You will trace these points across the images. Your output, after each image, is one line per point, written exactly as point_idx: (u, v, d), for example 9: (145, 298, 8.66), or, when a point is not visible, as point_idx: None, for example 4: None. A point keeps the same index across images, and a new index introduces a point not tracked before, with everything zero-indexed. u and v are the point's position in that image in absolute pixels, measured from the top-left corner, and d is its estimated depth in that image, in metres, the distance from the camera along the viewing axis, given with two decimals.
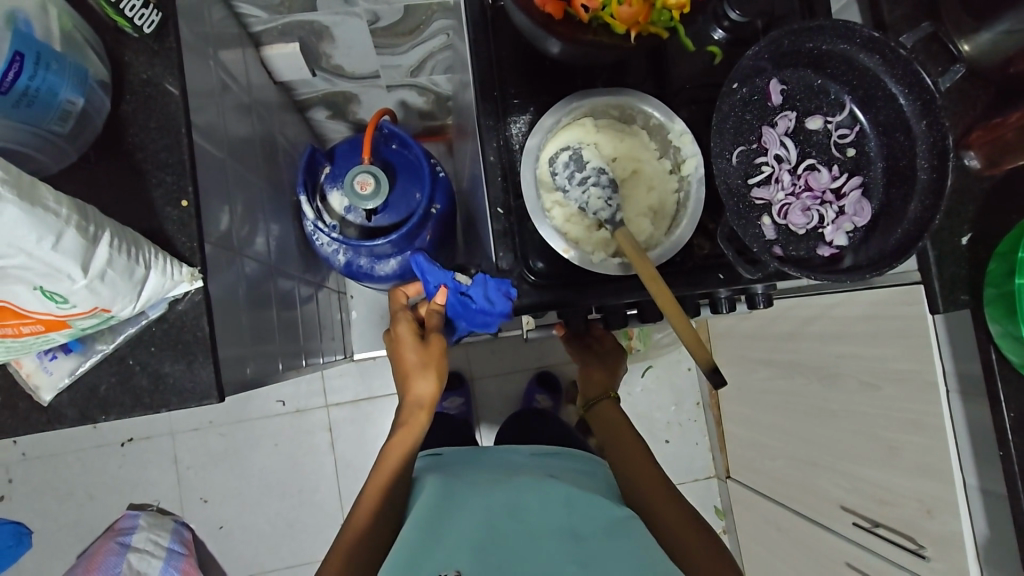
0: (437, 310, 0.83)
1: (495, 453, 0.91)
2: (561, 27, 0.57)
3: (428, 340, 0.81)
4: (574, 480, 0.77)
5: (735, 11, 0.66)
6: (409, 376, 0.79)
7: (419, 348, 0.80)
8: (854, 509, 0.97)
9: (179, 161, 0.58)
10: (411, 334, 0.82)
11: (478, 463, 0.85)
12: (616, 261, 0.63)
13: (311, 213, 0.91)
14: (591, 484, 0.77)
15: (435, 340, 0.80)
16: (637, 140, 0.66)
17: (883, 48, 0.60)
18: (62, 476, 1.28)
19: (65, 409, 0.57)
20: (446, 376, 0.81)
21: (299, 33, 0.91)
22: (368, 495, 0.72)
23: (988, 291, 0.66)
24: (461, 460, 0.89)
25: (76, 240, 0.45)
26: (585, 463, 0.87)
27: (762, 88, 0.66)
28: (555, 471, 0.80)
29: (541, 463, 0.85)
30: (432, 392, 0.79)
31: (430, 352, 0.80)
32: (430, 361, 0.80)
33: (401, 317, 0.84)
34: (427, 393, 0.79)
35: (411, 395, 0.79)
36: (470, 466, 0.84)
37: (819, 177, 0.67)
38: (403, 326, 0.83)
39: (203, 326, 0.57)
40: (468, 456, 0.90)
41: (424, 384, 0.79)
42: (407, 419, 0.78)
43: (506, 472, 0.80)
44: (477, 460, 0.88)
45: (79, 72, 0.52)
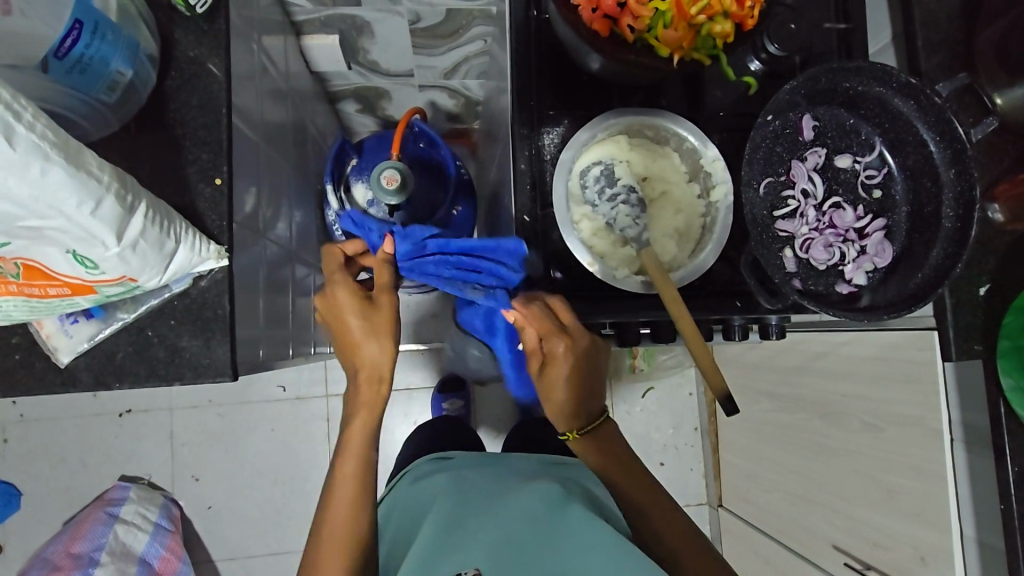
0: (387, 264, 0.69)
1: (505, 459, 0.90)
2: (605, 44, 0.57)
3: (375, 300, 0.66)
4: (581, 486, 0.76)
5: (774, 45, 0.66)
6: (356, 343, 0.66)
7: (366, 311, 0.65)
8: (846, 549, 0.96)
9: (217, 141, 0.59)
10: (350, 294, 0.66)
11: (488, 465, 0.87)
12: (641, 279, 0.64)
13: (335, 203, 0.95)
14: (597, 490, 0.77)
15: (384, 300, 0.66)
16: (669, 163, 0.66)
17: (919, 94, 0.61)
18: (58, 440, 1.29)
19: (79, 374, 0.57)
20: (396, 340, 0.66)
21: (340, 26, 0.92)
22: (336, 516, 0.65)
23: (1002, 343, 0.66)
24: (470, 461, 0.90)
25: (114, 207, 0.46)
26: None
27: (796, 122, 0.67)
28: (563, 473, 0.81)
29: (548, 469, 0.84)
30: (388, 359, 0.66)
31: (380, 314, 0.65)
32: (375, 328, 0.65)
33: (337, 283, 0.68)
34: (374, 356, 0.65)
35: (364, 365, 0.66)
36: (477, 470, 0.85)
37: (844, 216, 0.67)
38: (342, 291, 0.67)
39: (224, 304, 0.58)
40: (474, 463, 0.88)
41: (368, 347, 0.65)
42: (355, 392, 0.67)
43: (512, 479, 0.79)
44: (486, 467, 0.86)
45: (131, 45, 0.53)
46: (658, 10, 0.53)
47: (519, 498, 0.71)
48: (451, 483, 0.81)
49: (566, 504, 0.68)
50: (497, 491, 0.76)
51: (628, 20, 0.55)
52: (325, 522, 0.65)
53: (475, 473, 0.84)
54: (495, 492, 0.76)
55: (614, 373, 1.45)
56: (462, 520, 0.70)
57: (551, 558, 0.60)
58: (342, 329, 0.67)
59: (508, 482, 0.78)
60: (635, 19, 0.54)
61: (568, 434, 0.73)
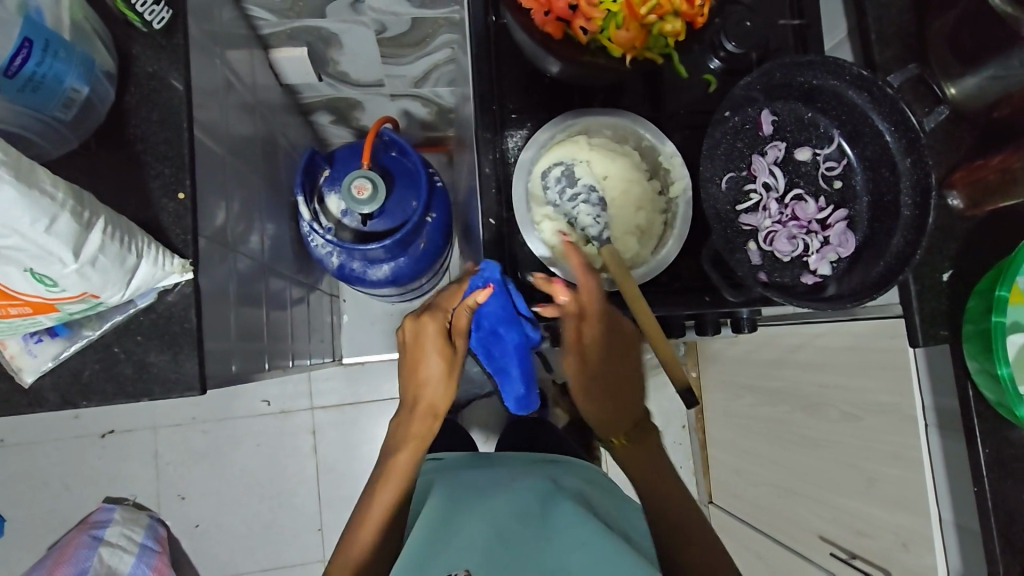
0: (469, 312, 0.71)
1: (496, 460, 0.90)
2: (560, 47, 0.58)
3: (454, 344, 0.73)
4: (573, 491, 0.76)
5: (731, 42, 0.67)
6: (425, 378, 0.73)
7: (445, 354, 0.72)
8: (832, 539, 0.97)
9: (179, 155, 0.59)
10: (439, 336, 0.72)
11: (484, 466, 0.87)
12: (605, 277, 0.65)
13: (308, 214, 0.91)
14: (588, 494, 0.78)
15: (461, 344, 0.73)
16: (628, 161, 0.67)
17: (872, 86, 0.62)
18: (40, 464, 1.27)
19: (45, 394, 0.57)
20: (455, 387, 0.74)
21: (307, 38, 0.93)
22: (372, 516, 0.69)
23: (967, 328, 0.67)
24: (465, 462, 0.89)
25: (69, 224, 0.46)
26: (584, 470, 0.87)
27: (754, 117, 0.68)
28: (557, 474, 0.82)
29: (538, 468, 0.85)
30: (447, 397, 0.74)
31: (453, 357, 0.73)
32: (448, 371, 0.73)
33: (430, 320, 0.72)
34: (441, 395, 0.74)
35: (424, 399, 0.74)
36: (472, 470, 0.85)
37: (806, 208, 0.68)
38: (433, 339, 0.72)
39: (191, 318, 0.58)
40: (465, 464, 0.87)
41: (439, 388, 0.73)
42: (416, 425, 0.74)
43: (505, 479, 0.79)
44: (477, 469, 0.86)
45: (86, 62, 0.53)
46: (609, 12, 0.54)
47: (515, 500, 0.71)
48: (442, 483, 0.80)
49: (559, 509, 0.69)
50: (490, 491, 0.75)
51: (579, 23, 0.55)
52: (358, 524, 0.69)
53: (471, 472, 0.84)
54: (489, 492, 0.76)
55: None
56: (456, 518, 0.69)
57: (548, 560, 0.61)
58: (417, 362, 0.73)
59: (500, 481, 0.79)
60: (587, 21, 0.55)
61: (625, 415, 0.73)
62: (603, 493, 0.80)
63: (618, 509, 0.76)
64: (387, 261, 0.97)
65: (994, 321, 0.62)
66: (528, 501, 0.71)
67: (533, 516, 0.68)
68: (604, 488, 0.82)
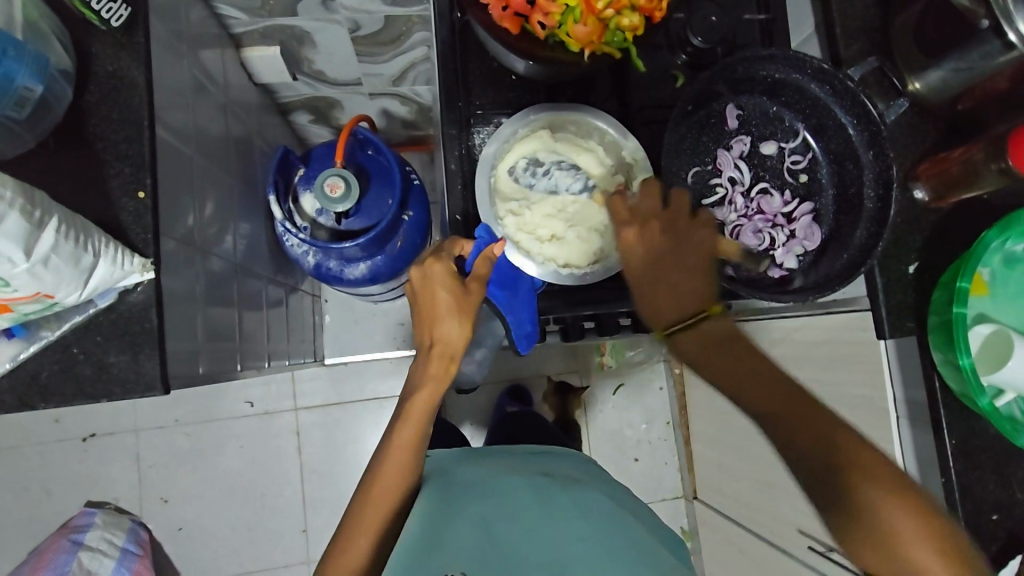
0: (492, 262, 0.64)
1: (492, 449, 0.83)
2: (520, 42, 0.59)
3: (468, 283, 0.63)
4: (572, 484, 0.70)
5: (698, 38, 0.68)
6: (435, 320, 0.62)
7: (457, 291, 0.62)
8: (811, 532, 0.97)
9: (140, 153, 0.59)
10: (449, 275, 0.63)
11: (477, 455, 0.80)
12: (569, 270, 0.66)
13: (281, 214, 0.90)
14: (589, 485, 0.73)
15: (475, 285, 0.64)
16: (593, 156, 0.67)
17: (833, 80, 0.63)
18: (21, 469, 1.26)
19: (3, 396, 0.56)
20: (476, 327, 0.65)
21: (279, 37, 0.92)
22: (381, 490, 0.62)
23: (931, 319, 0.67)
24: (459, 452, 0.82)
25: (18, 222, 0.46)
26: (581, 462, 0.81)
27: (719, 111, 0.69)
28: (555, 468, 0.76)
29: (535, 460, 0.78)
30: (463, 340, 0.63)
31: (469, 296, 0.63)
32: (464, 312, 0.62)
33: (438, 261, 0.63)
34: (457, 341, 0.62)
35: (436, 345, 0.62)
36: (466, 460, 0.78)
37: (772, 201, 0.68)
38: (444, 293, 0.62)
39: (152, 318, 0.58)
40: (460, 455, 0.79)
41: (453, 330, 0.62)
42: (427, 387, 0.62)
43: (506, 468, 0.73)
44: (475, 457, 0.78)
45: (39, 61, 0.53)
46: (568, 7, 0.54)
47: (510, 500, 0.65)
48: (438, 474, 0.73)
49: (561, 511, 0.62)
50: (490, 484, 0.68)
51: (538, 17, 0.55)
52: (367, 494, 0.62)
53: (464, 463, 0.77)
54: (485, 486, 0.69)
55: (583, 372, 1.45)
56: (449, 519, 0.62)
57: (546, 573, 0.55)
58: (428, 307, 0.62)
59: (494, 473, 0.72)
60: (545, 16, 0.55)
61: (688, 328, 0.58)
62: (604, 482, 0.75)
63: (618, 498, 0.71)
64: (363, 260, 0.97)
65: (957, 312, 0.62)
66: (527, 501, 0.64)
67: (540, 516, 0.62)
68: (603, 478, 0.78)
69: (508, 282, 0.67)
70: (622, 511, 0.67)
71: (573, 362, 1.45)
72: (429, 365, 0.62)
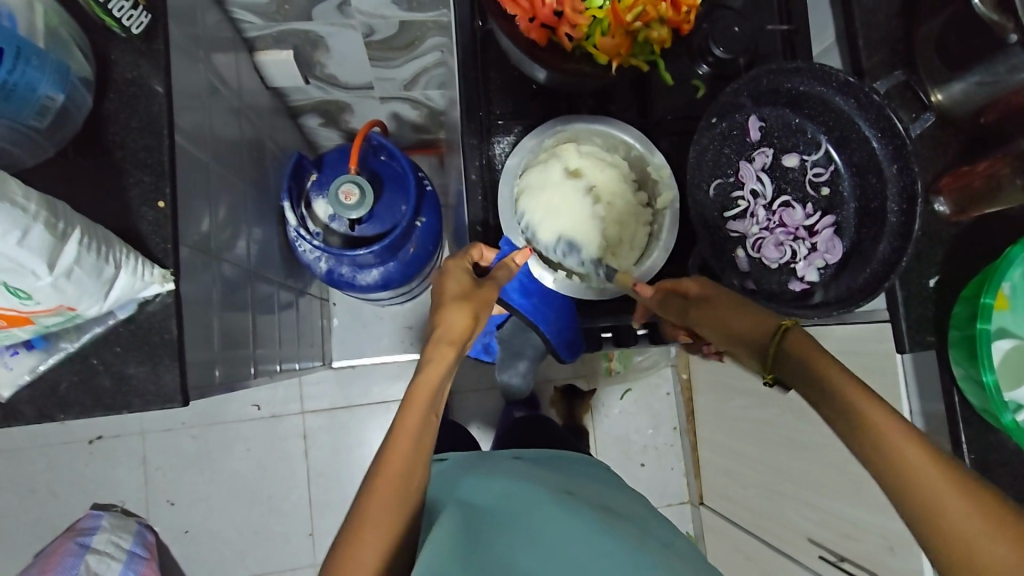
0: (510, 267, 0.64)
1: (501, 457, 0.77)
2: (545, 54, 0.58)
3: (479, 279, 0.63)
4: (594, 500, 0.65)
5: (719, 48, 0.66)
6: (443, 307, 0.61)
7: (465, 282, 0.63)
8: (822, 542, 0.97)
9: (158, 163, 0.58)
10: (461, 270, 0.64)
11: (492, 462, 0.74)
12: (587, 284, 0.66)
13: (295, 219, 0.89)
14: (605, 499, 0.68)
15: (486, 282, 0.63)
16: (615, 170, 0.67)
17: (859, 93, 0.62)
18: (26, 471, 1.26)
19: (21, 407, 0.56)
20: (484, 322, 0.64)
21: (293, 41, 0.92)
22: (383, 489, 0.53)
23: (953, 334, 0.67)
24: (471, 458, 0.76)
25: (42, 235, 0.46)
26: (597, 478, 0.76)
27: (742, 123, 0.68)
28: (572, 484, 0.70)
29: (551, 473, 0.72)
30: (467, 328, 0.61)
31: (478, 287, 0.62)
32: (472, 301, 0.61)
33: (452, 258, 0.65)
34: (460, 326, 0.60)
35: (442, 331, 0.60)
36: (482, 467, 0.72)
37: (794, 214, 0.68)
38: (453, 283, 0.63)
39: (171, 329, 0.57)
40: (473, 460, 0.75)
41: (458, 314, 0.61)
42: (430, 371, 0.59)
43: (521, 477, 0.68)
44: (486, 462, 0.74)
45: (60, 70, 0.53)
46: (595, 18, 0.54)
47: (531, 508, 0.59)
48: (446, 481, 0.69)
49: (585, 517, 0.57)
50: (497, 487, 0.65)
51: (564, 30, 0.55)
52: (367, 493, 0.53)
53: (479, 469, 0.70)
54: (505, 495, 0.63)
55: (591, 377, 1.45)
56: (469, 528, 0.56)
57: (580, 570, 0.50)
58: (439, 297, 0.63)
59: (511, 480, 0.66)
60: (573, 28, 0.54)
61: (770, 353, 0.55)
62: (621, 497, 0.71)
63: (639, 514, 0.66)
64: (376, 266, 0.96)
65: (979, 328, 0.62)
66: (550, 507, 0.59)
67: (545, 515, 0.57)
68: (623, 492, 0.74)
69: (537, 293, 0.71)
70: (643, 525, 0.62)
71: (581, 367, 1.45)
72: (432, 350, 0.60)
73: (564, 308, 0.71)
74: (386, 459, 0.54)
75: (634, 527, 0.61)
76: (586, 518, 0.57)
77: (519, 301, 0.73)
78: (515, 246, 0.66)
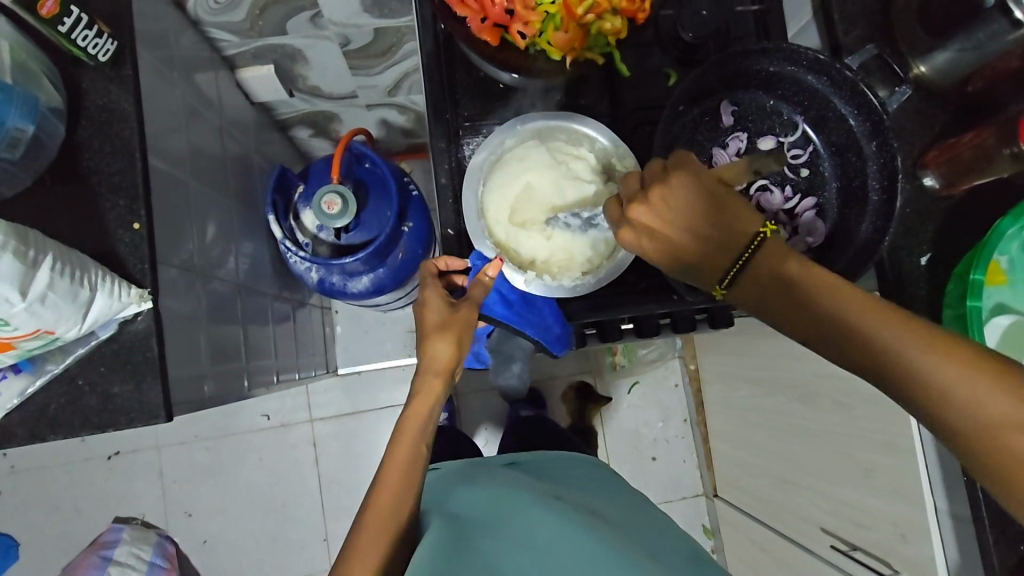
0: (486, 284, 0.64)
1: (493, 466, 0.77)
2: (504, 54, 0.60)
3: (457, 304, 0.64)
4: (584, 506, 0.65)
5: (688, 33, 0.65)
6: (425, 338, 0.63)
7: (445, 311, 0.64)
8: (833, 531, 0.94)
9: (132, 185, 0.59)
10: (440, 297, 0.65)
11: (482, 472, 0.74)
12: (558, 281, 0.64)
13: (282, 232, 0.90)
14: (594, 502, 0.68)
15: (464, 307, 0.64)
16: (583, 168, 0.66)
17: (830, 70, 0.61)
18: (51, 488, 1.30)
19: (14, 429, 0.58)
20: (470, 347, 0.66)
21: (272, 56, 0.93)
22: (372, 522, 0.56)
23: (946, 313, 0.64)
24: (463, 469, 0.76)
25: (11, 263, 0.47)
26: (588, 481, 0.76)
27: (714, 109, 0.67)
28: (563, 489, 0.70)
29: (542, 480, 0.73)
30: (450, 359, 0.63)
31: (456, 316, 0.64)
32: (452, 330, 0.63)
33: (431, 284, 0.66)
34: (444, 357, 0.63)
35: (427, 363, 0.63)
36: (474, 477, 0.72)
37: (773, 197, 0.66)
38: (432, 313, 0.64)
39: (152, 347, 0.58)
40: (464, 470, 0.75)
41: (440, 346, 0.63)
42: (417, 406, 0.62)
43: (511, 484, 0.68)
44: (476, 472, 0.74)
45: (28, 102, 0.54)
46: (549, 13, 0.54)
47: (520, 519, 0.59)
48: (437, 493, 0.69)
49: (574, 526, 0.57)
50: (484, 498, 0.65)
51: (518, 28, 0.56)
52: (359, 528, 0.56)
53: (470, 480, 0.71)
54: (495, 506, 0.62)
55: (596, 372, 1.44)
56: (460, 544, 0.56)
57: None
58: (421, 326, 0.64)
59: (501, 489, 0.66)
60: (525, 25, 0.55)
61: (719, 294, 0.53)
62: (615, 500, 0.71)
63: (632, 516, 0.67)
64: (366, 273, 0.97)
65: (970, 306, 0.60)
66: (539, 517, 0.59)
67: (530, 523, 0.58)
68: (613, 493, 0.74)
69: (518, 301, 0.70)
70: (632, 529, 0.62)
71: (586, 363, 1.44)
72: (419, 384, 0.63)
73: (546, 307, 0.70)
74: (375, 496, 0.57)
75: (623, 531, 0.61)
76: (573, 526, 0.57)
77: (501, 311, 0.71)
78: (486, 257, 0.65)
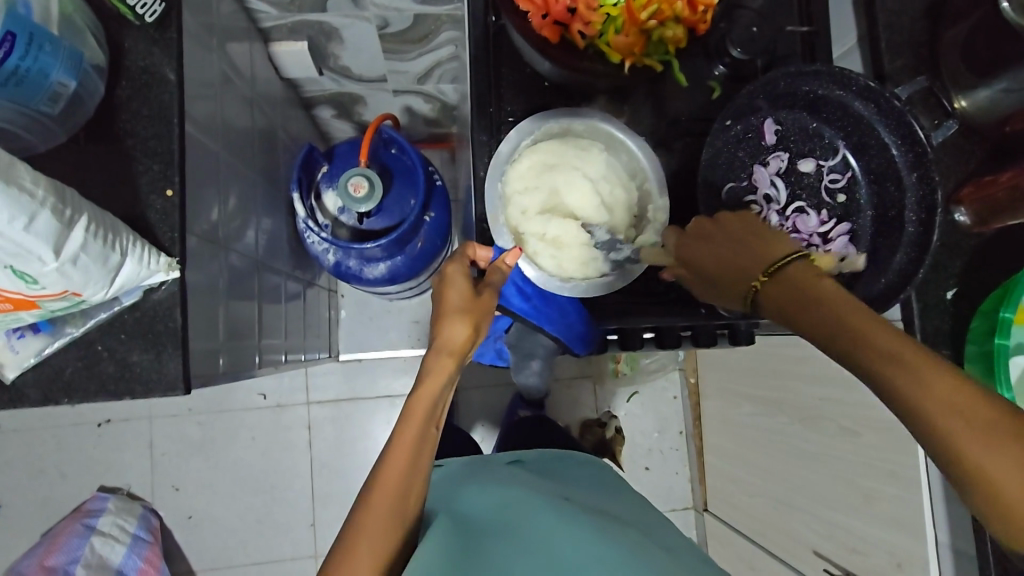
0: (504, 270, 0.64)
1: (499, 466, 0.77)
2: (556, 51, 0.61)
3: (480, 286, 0.64)
4: (593, 507, 0.65)
5: (737, 49, 0.65)
6: (444, 316, 0.62)
7: (467, 291, 0.63)
8: (826, 554, 0.95)
9: (168, 151, 0.58)
10: (462, 276, 0.64)
11: (489, 472, 0.73)
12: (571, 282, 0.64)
13: (304, 211, 0.89)
14: (606, 506, 0.67)
15: (486, 290, 0.64)
16: (620, 189, 0.66)
17: (879, 99, 0.61)
18: (37, 452, 1.28)
19: (26, 390, 0.56)
20: (483, 334, 0.65)
21: (308, 32, 0.91)
22: (377, 503, 0.54)
23: (969, 348, 0.65)
24: (471, 467, 0.76)
25: (49, 221, 0.46)
26: (596, 483, 0.76)
27: (758, 126, 0.67)
28: (571, 490, 0.69)
29: (548, 481, 0.72)
30: (466, 340, 0.62)
31: (478, 299, 0.63)
32: (472, 312, 0.62)
33: (455, 262, 0.65)
34: (461, 339, 0.61)
35: (442, 342, 0.61)
36: (481, 476, 0.71)
37: (808, 220, 0.67)
38: (454, 291, 0.63)
39: (176, 317, 0.57)
40: (472, 469, 0.75)
41: (458, 327, 0.62)
42: (428, 385, 0.60)
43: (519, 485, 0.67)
44: (481, 472, 0.74)
45: (73, 56, 0.53)
46: (609, 16, 0.58)
47: (529, 520, 0.59)
48: (441, 493, 0.68)
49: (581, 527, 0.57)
50: (493, 497, 0.65)
51: (578, 27, 0.59)
52: (360, 510, 0.54)
53: (477, 479, 0.70)
54: (504, 506, 0.62)
55: (597, 377, 1.44)
56: (471, 543, 0.55)
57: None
58: (442, 303, 0.63)
59: (509, 489, 0.66)
60: (586, 25, 0.58)
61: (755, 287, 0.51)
62: (623, 502, 0.70)
63: (642, 519, 0.66)
64: (384, 260, 0.96)
65: (997, 343, 0.60)
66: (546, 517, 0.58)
67: (537, 520, 0.58)
68: (623, 496, 0.73)
69: (536, 295, 0.72)
70: (647, 533, 0.62)
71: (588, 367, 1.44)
72: (431, 363, 0.61)
73: (567, 304, 0.70)
74: (383, 473, 0.55)
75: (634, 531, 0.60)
76: (580, 528, 0.56)
77: (520, 305, 0.73)
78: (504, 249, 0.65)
